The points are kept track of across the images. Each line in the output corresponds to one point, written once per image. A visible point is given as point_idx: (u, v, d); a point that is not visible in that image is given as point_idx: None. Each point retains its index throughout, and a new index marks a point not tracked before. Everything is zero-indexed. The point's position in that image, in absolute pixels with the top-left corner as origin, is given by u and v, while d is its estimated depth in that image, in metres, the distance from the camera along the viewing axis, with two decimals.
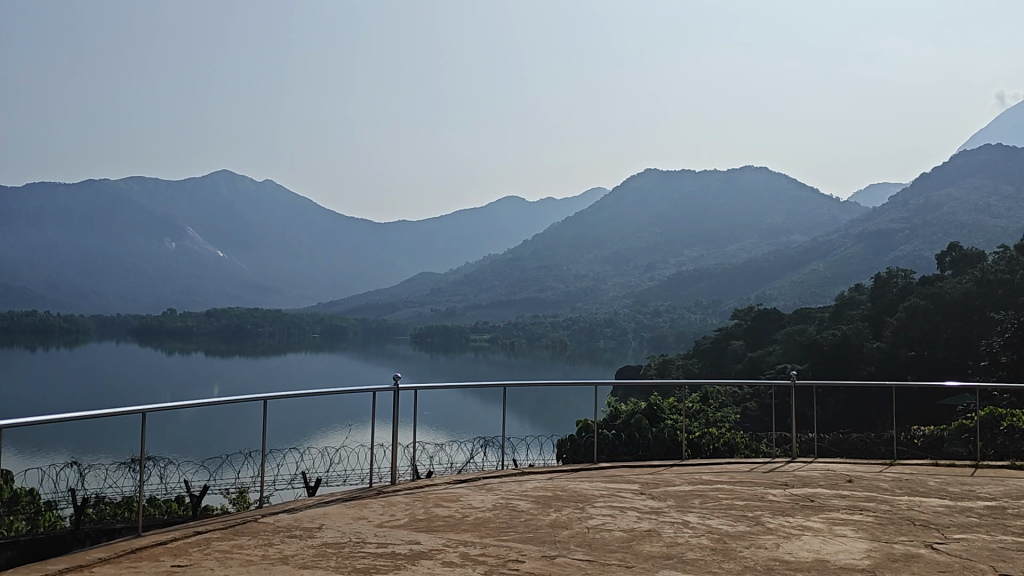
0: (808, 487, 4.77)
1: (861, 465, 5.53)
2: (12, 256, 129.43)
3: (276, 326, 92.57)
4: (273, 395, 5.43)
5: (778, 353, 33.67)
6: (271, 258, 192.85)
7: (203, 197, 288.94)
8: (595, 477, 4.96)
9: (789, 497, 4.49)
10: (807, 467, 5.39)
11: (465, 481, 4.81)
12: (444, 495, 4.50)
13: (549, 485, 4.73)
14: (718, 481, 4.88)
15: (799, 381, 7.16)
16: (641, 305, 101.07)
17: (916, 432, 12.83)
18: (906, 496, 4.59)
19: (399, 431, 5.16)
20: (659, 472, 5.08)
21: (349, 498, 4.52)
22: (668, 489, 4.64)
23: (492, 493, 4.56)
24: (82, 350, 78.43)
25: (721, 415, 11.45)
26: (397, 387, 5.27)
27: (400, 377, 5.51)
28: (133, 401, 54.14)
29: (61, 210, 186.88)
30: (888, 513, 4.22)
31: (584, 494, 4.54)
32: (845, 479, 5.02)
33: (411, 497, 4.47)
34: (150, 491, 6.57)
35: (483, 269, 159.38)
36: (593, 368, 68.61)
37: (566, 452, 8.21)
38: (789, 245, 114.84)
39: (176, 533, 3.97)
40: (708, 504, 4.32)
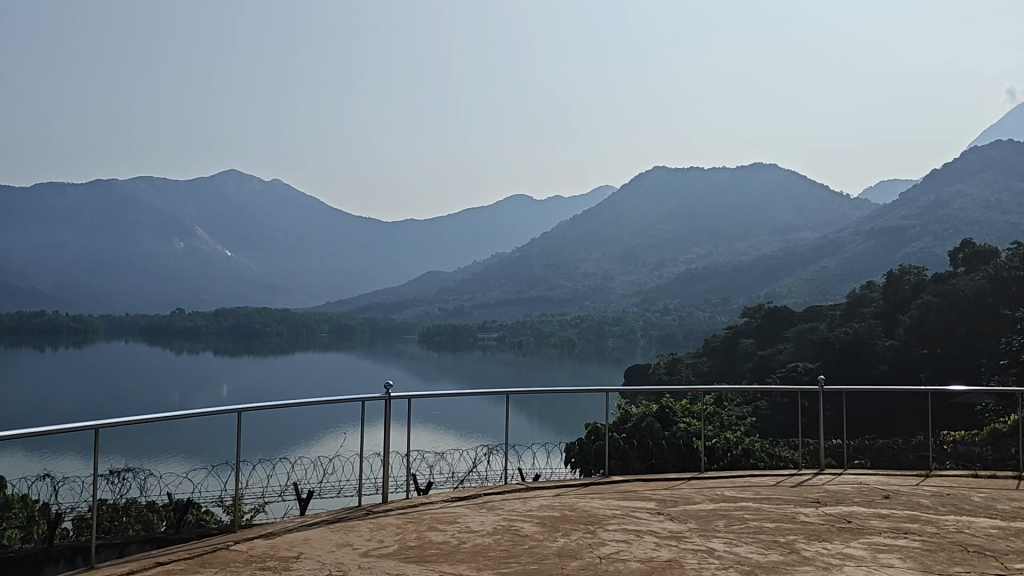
0: (842, 506, 4.46)
1: (897, 479, 5.22)
2: (21, 259, 130.16)
3: (285, 326, 92.62)
4: (249, 407, 5.10)
5: (788, 352, 33.32)
6: (280, 259, 193.24)
7: (211, 197, 289.76)
8: (606, 494, 4.66)
9: (821, 519, 4.19)
10: (839, 482, 5.08)
11: (463, 501, 4.50)
12: (438, 516, 4.21)
13: (553, 505, 4.41)
14: (745, 499, 4.56)
15: (825, 388, 6.75)
16: (650, 303, 100.52)
17: (944, 437, 12.43)
18: (952, 518, 4.27)
19: (389, 438, 4.82)
20: (676, 488, 4.78)
21: (333, 521, 4.23)
22: (689, 508, 4.33)
23: (493, 513, 4.27)
24: (92, 349, 78.72)
25: (740, 420, 11.10)
26: (389, 394, 4.91)
27: (392, 384, 5.15)
28: (143, 401, 54.27)
29: (71, 211, 187.56)
30: (935, 539, 3.91)
31: (594, 512, 4.25)
32: (881, 496, 4.70)
33: (404, 519, 4.18)
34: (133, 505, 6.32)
35: (491, 267, 159.06)
36: (603, 367, 68.25)
37: (573, 458, 7.90)
38: (799, 243, 114.66)
39: (136, 565, 3.68)
40: (733, 527, 4.03)
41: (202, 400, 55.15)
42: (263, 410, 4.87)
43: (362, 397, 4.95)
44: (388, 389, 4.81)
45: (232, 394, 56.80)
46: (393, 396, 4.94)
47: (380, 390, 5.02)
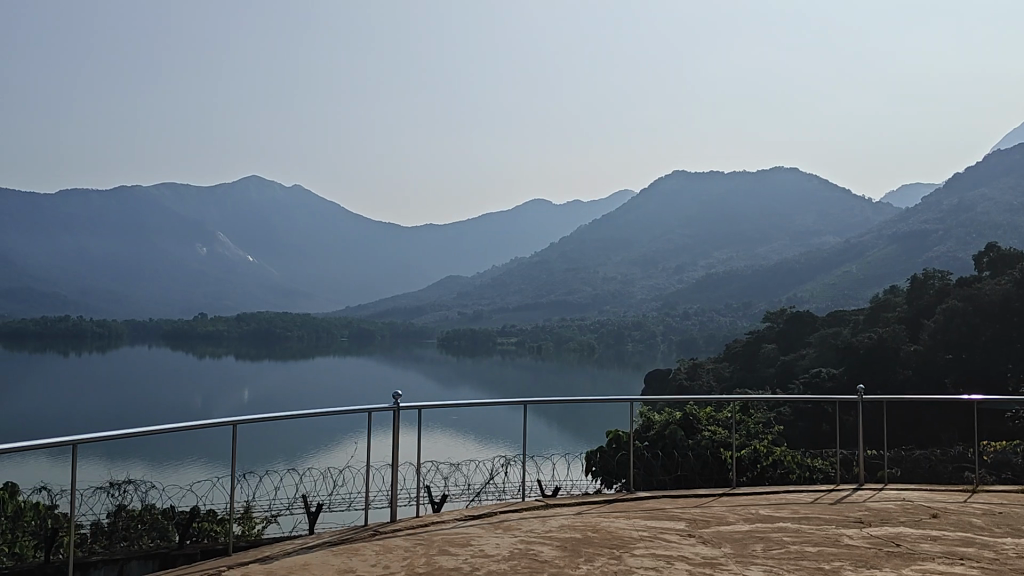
0: (890, 527, 4.23)
1: (942, 494, 4.97)
2: (45, 266, 131.29)
3: (304, 330, 92.78)
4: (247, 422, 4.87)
5: (812, 357, 32.97)
6: (300, 264, 193.97)
7: (231, 202, 291.44)
8: (633, 512, 4.44)
9: (866, 542, 3.97)
10: (881, 499, 4.84)
11: (480, 520, 4.29)
12: (452, 539, 3.99)
13: (576, 524, 4.22)
14: (783, 518, 4.34)
15: (861, 400, 6.49)
16: (670, 308, 100.16)
17: (983, 450, 12.09)
18: (1008, 540, 4.03)
19: (397, 454, 4.55)
20: (708, 507, 4.54)
21: (338, 543, 4.01)
22: (721, 531, 4.12)
23: (512, 534, 4.05)
24: (114, 354, 79.18)
25: (767, 426, 10.81)
26: (394, 406, 4.65)
27: (402, 393, 4.87)
28: (166, 405, 54.50)
29: (93, 216, 189.21)
30: (991, 566, 3.67)
31: (621, 536, 4.03)
32: (928, 515, 4.47)
33: (415, 541, 3.98)
34: None
35: (510, 271, 158.94)
36: (623, 371, 67.90)
37: (598, 471, 7.65)
38: (821, 246, 113.96)
39: None
40: (772, 553, 3.80)
41: (223, 405, 55.29)
42: (263, 421, 4.52)
43: (363, 413, 4.59)
44: (395, 402, 4.45)
45: (252, 398, 56.90)
46: (402, 411, 4.58)
47: (389, 403, 4.66)
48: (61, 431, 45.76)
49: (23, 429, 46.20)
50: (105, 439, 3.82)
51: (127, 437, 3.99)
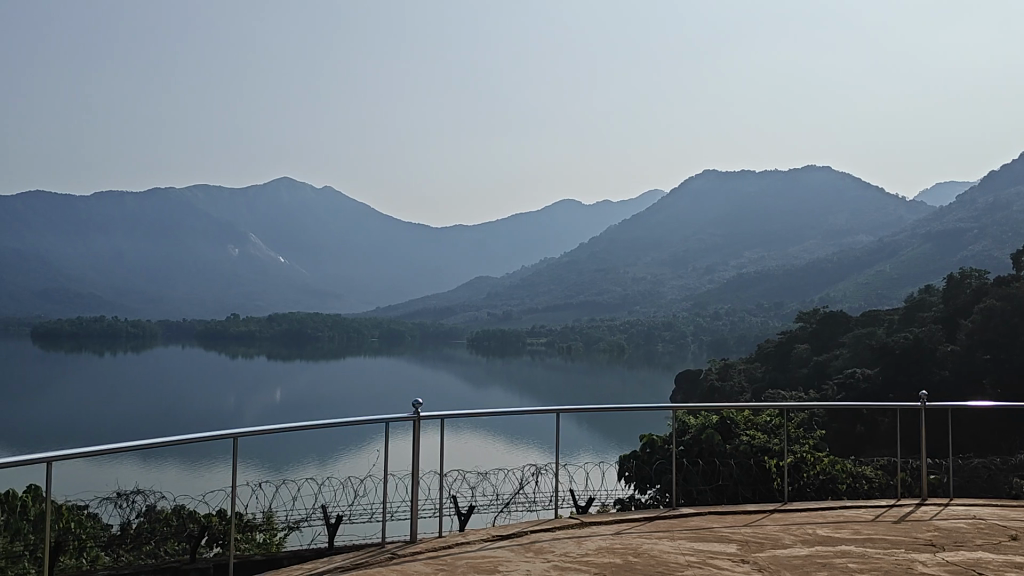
0: (965, 552, 3.92)
1: (1014, 513, 4.67)
2: (80, 269, 133.22)
3: (335, 330, 93.11)
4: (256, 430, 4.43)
5: (846, 357, 32.45)
6: (330, 266, 195.13)
7: (263, 205, 293.83)
8: (680, 533, 4.14)
9: (944, 571, 3.67)
10: (952, 517, 4.52)
11: (510, 542, 3.99)
12: (478, 564, 3.67)
13: (615, 546, 3.93)
14: (850, 541, 4.02)
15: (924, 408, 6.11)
16: (701, 308, 99.49)
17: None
18: None
19: (421, 466, 4.14)
20: (760, 527, 4.27)
21: (351, 569, 3.65)
22: (782, 555, 3.82)
23: (544, 560, 3.74)
24: (149, 354, 80.02)
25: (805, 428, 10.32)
26: (418, 417, 4.24)
27: (423, 403, 4.44)
28: (199, 404, 54.94)
29: (128, 219, 191.60)
30: None
31: (669, 561, 3.73)
32: (1007, 538, 4.15)
33: (436, 566, 3.65)
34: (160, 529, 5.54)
35: (539, 272, 158.57)
36: (653, 372, 67.36)
37: (632, 475, 7.23)
38: (853, 245, 112.80)
39: None
40: None
41: (255, 404, 55.59)
42: (276, 430, 4.11)
43: (378, 422, 4.17)
44: (413, 408, 4.04)
45: (284, 398, 57.21)
46: (423, 421, 4.16)
47: (410, 413, 4.24)
48: (97, 429, 46.42)
49: (59, 427, 46.81)
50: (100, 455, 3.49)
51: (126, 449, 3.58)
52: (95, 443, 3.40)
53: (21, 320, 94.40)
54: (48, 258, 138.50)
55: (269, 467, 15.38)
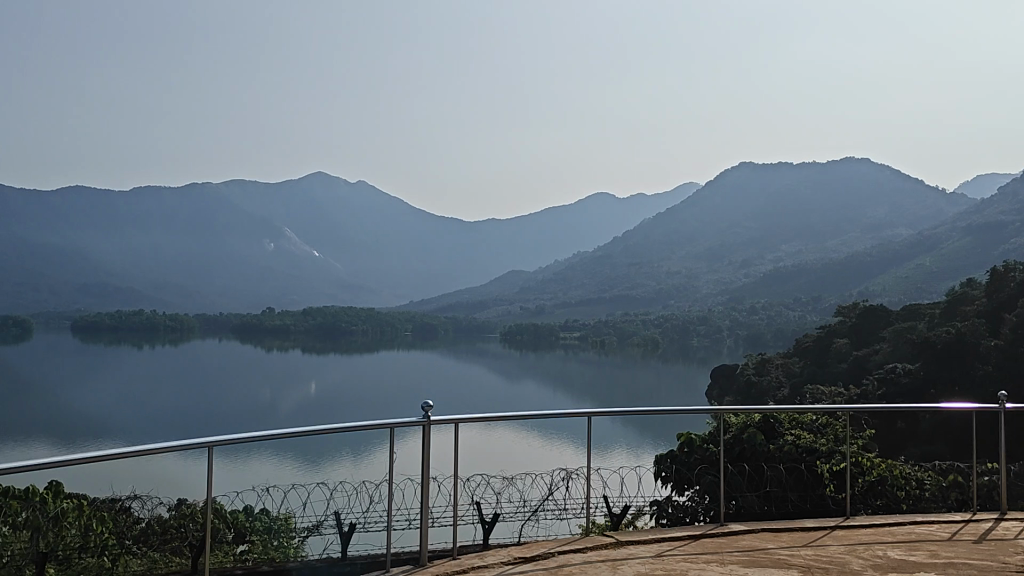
0: None
1: None
2: (120, 266, 135.18)
3: (369, 324, 93.40)
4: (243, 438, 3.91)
5: (886, 352, 31.78)
6: (364, 260, 196.11)
7: (298, 201, 295.92)
8: (728, 554, 3.81)
9: None
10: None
11: (532, 565, 3.63)
12: None
13: (654, 570, 3.59)
14: (921, 567, 3.66)
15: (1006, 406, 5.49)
16: (736, 301, 98.67)
17: None
18: None
19: (431, 475, 3.69)
20: (819, 545, 3.95)
21: None
22: None
23: None
24: (187, 347, 80.88)
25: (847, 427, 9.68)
26: (428, 421, 3.63)
27: (436, 406, 3.89)
28: (235, 398, 55.29)
29: (167, 217, 194.09)
30: None
31: None
32: None
33: None
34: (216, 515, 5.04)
35: (573, 266, 157.96)
36: (687, 367, 66.72)
37: (670, 475, 6.67)
38: (892, 238, 111.19)
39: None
40: None
41: (291, 397, 55.83)
42: (271, 437, 3.70)
43: (385, 423, 3.65)
44: (427, 407, 3.56)
45: (320, 391, 57.49)
46: (438, 423, 3.67)
47: (423, 412, 3.79)
48: (135, 421, 47.09)
49: (98, 419, 47.46)
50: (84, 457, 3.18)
51: (107, 456, 3.29)
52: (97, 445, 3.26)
53: (62, 313, 96.00)
54: (89, 253, 140.64)
55: (307, 460, 15.30)
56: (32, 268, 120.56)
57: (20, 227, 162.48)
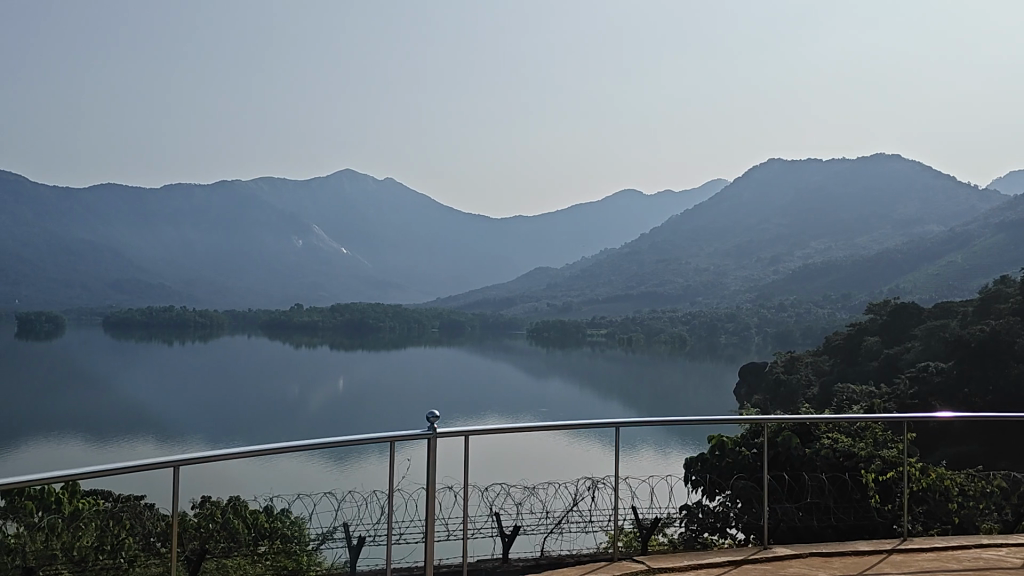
0: None
1: None
2: (150, 264, 136.58)
3: (396, 321, 93.60)
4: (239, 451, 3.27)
5: (918, 350, 31.21)
6: (391, 257, 196.63)
7: (326, 198, 297.68)
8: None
9: None
10: None
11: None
12: None
13: None
14: None
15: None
16: (765, 299, 97.86)
17: None
18: None
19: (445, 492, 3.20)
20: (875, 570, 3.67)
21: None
22: None
23: None
24: (216, 343, 81.61)
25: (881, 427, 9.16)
26: (435, 432, 3.08)
27: (443, 413, 3.27)
28: (265, 394, 55.35)
29: (197, 215, 195.97)
30: None
31: None
32: None
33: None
34: (219, 510, 3.58)
35: (600, 262, 157.52)
36: (716, 365, 66.06)
37: (699, 480, 6.20)
38: (924, 236, 109.92)
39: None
40: None
41: (320, 393, 55.87)
42: (269, 453, 3.05)
43: (383, 436, 3.12)
44: (431, 416, 3.03)
45: (349, 388, 57.62)
46: (444, 432, 3.15)
47: (423, 420, 3.24)
48: (166, 416, 47.48)
49: (130, 414, 47.90)
50: (58, 475, 2.53)
51: (92, 474, 2.68)
52: (71, 465, 2.64)
53: (94, 309, 97.14)
54: (120, 250, 142.19)
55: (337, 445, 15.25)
56: (65, 265, 122.18)
57: (53, 222, 164.64)
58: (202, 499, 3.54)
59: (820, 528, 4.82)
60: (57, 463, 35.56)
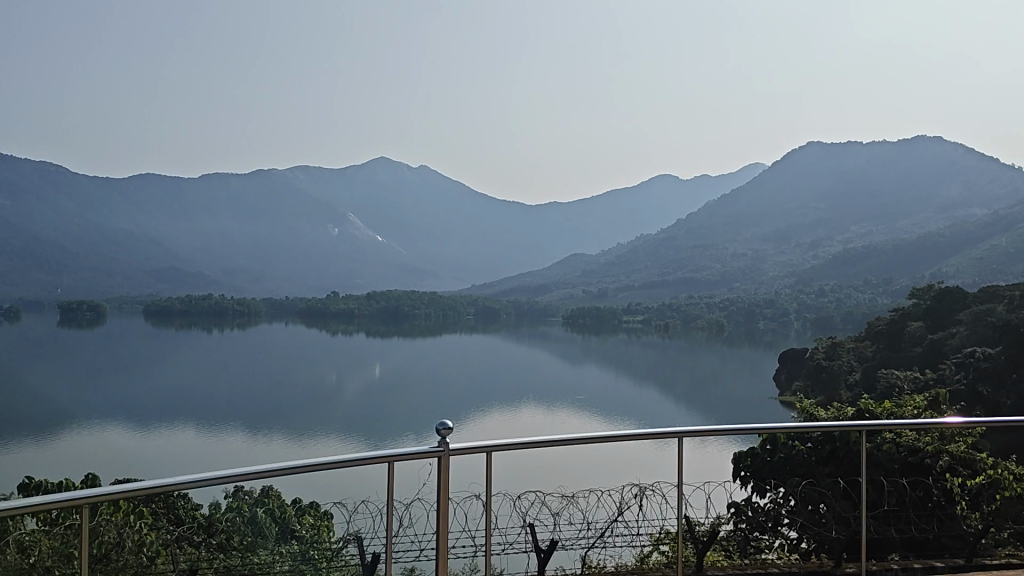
0: None
1: None
2: (188, 255, 137.81)
3: (432, 308, 93.46)
4: (236, 472, 2.58)
5: (964, 336, 30.29)
6: (426, 245, 196.76)
7: (360, 186, 298.21)
8: None
9: None
10: None
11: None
12: None
13: None
14: None
15: None
16: (804, 285, 96.54)
17: None
18: None
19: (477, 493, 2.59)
20: None
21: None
22: None
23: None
24: (253, 331, 82.22)
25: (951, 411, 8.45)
26: (453, 439, 2.45)
27: (460, 421, 2.57)
28: (303, 381, 55.59)
29: (233, 206, 197.48)
30: None
31: None
32: None
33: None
34: (218, 506, 3.04)
35: (635, 249, 156.26)
36: (754, 350, 65.18)
37: (748, 474, 5.68)
38: (968, 217, 107.79)
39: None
40: None
41: (356, 379, 56.05)
42: (243, 475, 2.32)
43: (388, 454, 2.47)
44: (446, 429, 2.41)
45: (384, 374, 57.74)
46: (461, 447, 2.52)
47: (438, 433, 2.58)
48: (205, 403, 47.70)
49: (169, 400, 48.28)
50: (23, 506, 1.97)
51: (36, 502, 2.07)
52: (29, 493, 2.08)
53: (134, 297, 98.08)
54: (160, 241, 143.75)
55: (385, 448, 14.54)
56: (106, 255, 123.55)
57: (93, 212, 166.66)
58: (196, 505, 3.00)
59: (896, 536, 4.31)
60: (100, 448, 35.95)
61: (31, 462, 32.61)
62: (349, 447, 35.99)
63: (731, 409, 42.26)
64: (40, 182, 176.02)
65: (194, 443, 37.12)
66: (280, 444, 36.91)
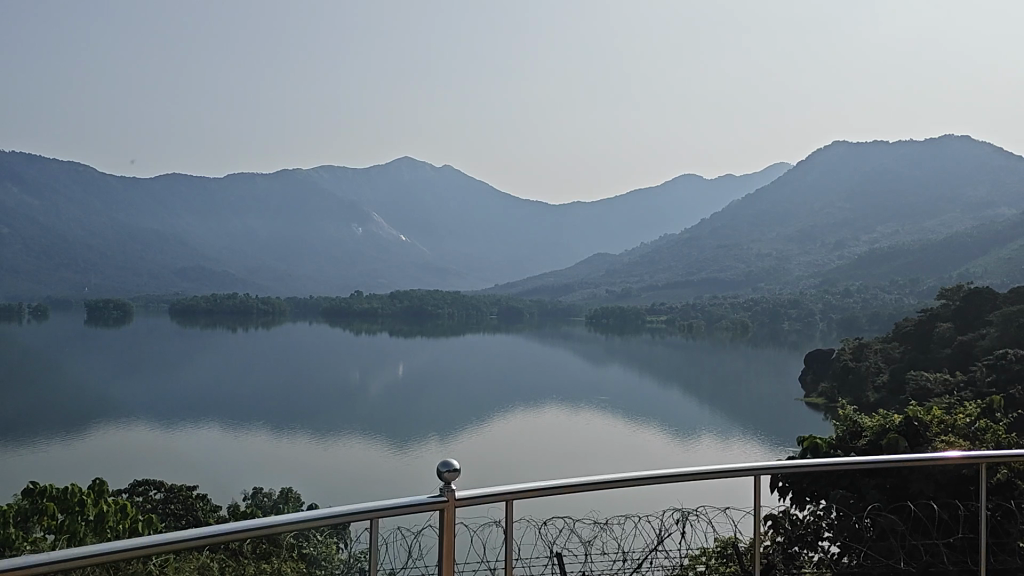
0: None
1: None
2: (213, 255, 138.55)
3: (455, 308, 93.14)
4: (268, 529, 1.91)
5: (995, 338, 29.44)
6: (449, 243, 196.85)
7: (385, 186, 299.05)
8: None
9: None
10: None
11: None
12: None
13: None
14: None
15: None
16: (830, 285, 95.34)
17: None
18: None
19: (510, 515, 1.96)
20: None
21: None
22: None
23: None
24: (277, 330, 82.39)
25: (1004, 417, 8.21)
26: (459, 477, 1.80)
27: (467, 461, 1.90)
28: (327, 380, 55.55)
29: (258, 206, 198.42)
30: None
31: None
32: None
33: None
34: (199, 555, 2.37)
35: (660, 249, 155.47)
36: (780, 351, 64.32)
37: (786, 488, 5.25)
38: (998, 216, 106.23)
39: None
40: None
41: (379, 378, 56.10)
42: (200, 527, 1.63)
43: (384, 498, 1.79)
44: (451, 469, 1.75)
45: (407, 373, 57.61)
46: (475, 495, 1.85)
47: (449, 468, 1.89)
48: (229, 400, 47.86)
49: (193, 398, 48.42)
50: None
51: None
52: None
53: (160, 296, 98.47)
54: (185, 241, 144.46)
55: None
56: (132, 254, 124.48)
57: (120, 212, 168.03)
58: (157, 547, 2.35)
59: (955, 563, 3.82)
60: (120, 445, 36.00)
61: (47, 462, 32.21)
62: (372, 447, 35.62)
63: (757, 410, 41.79)
64: (68, 182, 177.97)
65: (216, 441, 37.07)
66: (303, 442, 36.86)
